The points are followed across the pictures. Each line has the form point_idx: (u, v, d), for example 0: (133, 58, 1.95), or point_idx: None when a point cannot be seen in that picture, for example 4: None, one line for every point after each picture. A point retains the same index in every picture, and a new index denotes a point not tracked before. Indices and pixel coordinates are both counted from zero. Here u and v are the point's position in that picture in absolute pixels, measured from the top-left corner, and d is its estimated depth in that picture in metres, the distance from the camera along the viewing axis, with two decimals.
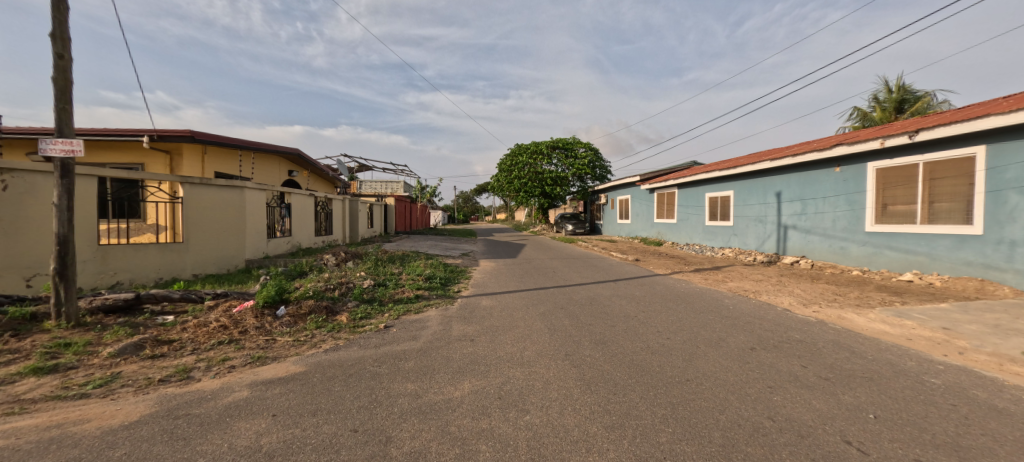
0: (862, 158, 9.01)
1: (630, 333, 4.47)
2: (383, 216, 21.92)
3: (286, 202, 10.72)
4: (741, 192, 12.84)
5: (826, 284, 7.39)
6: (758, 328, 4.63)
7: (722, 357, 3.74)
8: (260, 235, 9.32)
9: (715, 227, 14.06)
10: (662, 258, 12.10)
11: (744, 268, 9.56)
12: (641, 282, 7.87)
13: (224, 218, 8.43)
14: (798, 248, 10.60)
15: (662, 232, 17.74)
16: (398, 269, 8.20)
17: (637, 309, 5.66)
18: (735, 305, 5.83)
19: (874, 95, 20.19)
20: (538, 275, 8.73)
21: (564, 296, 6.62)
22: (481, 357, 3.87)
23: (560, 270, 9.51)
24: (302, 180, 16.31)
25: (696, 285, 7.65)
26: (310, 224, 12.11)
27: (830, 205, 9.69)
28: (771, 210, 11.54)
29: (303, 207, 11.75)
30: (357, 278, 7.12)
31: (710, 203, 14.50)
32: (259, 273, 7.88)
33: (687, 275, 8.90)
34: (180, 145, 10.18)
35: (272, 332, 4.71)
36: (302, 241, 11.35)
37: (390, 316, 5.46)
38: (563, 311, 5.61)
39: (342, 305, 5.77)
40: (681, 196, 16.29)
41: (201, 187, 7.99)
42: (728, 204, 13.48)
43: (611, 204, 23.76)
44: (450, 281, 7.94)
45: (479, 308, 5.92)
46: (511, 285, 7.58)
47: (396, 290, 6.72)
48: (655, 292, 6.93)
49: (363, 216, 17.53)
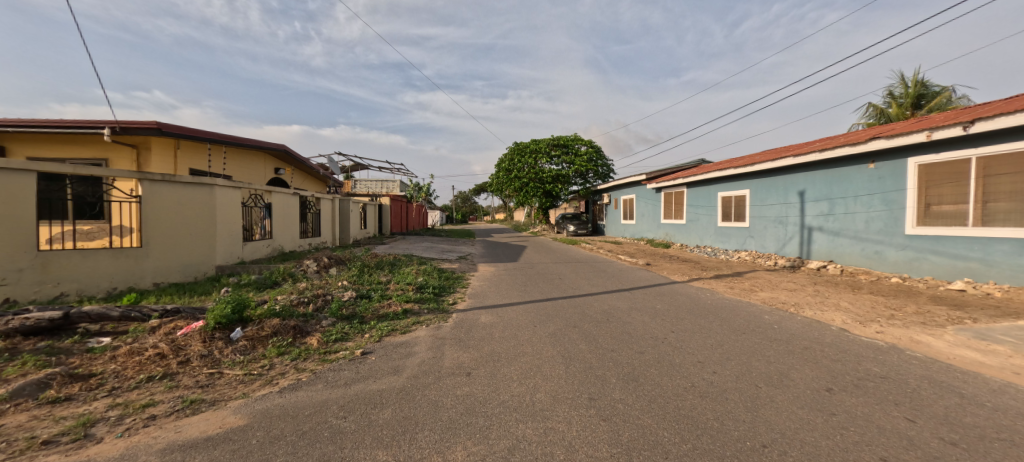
0: (901, 152, 8.13)
1: (665, 365, 3.57)
2: (376, 217, 20.96)
3: (266, 202, 9.79)
4: (759, 191, 11.96)
5: (871, 295, 6.50)
6: (823, 358, 3.73)
7: (796, 404, 2.85)
8: (234, 238, 8.39)
9: (728, 228, 13.18)
10: (675, 262, 11.20)
11: (769, 275, 8.67)
12: (660, 292, 6.96)
13: (191, 220, 7.50)
14: (825, 252, 9.73)
15: (670, 233, 16.84)
16: (385, 277, 7.25)
17: (664, 328, 4.75)
18: (779, 323, 4.94)
19: (890, 91, 19.31)
20: (542, 283, 7.80)
21: (576, 310, 5.72)
22: (479, 404, 2.96)
23: (567, 277, 8.58)
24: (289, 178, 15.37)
25: (723, 295, 6.75)
26: (295, 226, 11.17)
27: (863, 205, 8.83)
28: (793, 211, 10.66)
29: (287, 207, 10.82)
30: (336, 289, 6.19)
31: (723, 203, 13.61)
32: (227, 282, 6.98)
33: (708, 282, 8.00)
34: (148, 139, 9.34)
35: (219, 363, 3.80)
36: (284, 245, 10.42)
37: (371, 339, 4.54)
38: (577, 331, 4.69)
39: (314, 324, 4.85)
40: (691, 195, 15.39)
41: (163, 185, 7.06)
42: (743, 204, 12.60)
43: (615, 203, 22.84)
44: (445, 291, 7.01)
45: (477, 326, 5.00)
46: (514, 296, 6.65)
47: (381, 304, 5.81)
48: (678, 304, 6.04)
49: (354, 217, 16.60)
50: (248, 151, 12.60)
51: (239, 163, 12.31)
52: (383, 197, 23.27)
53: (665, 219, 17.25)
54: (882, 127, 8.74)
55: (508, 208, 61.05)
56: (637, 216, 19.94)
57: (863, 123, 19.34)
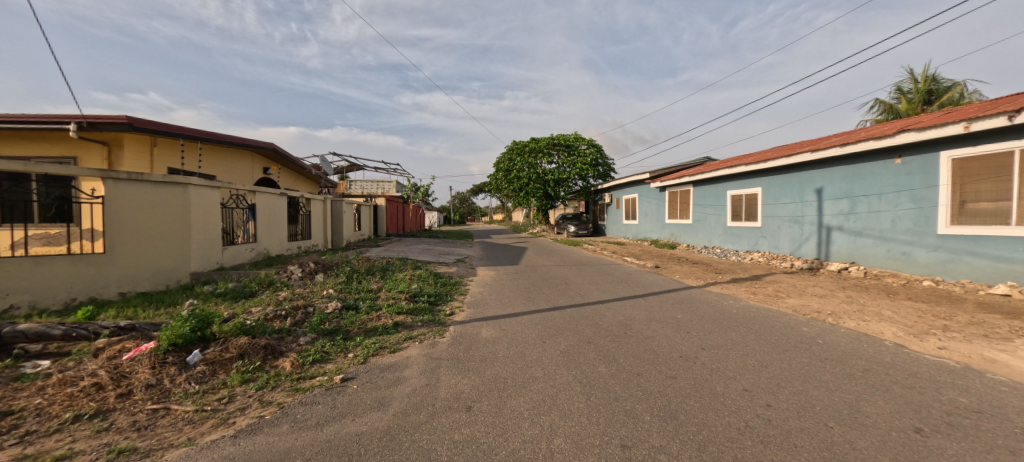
0: (933, 146, 7.54)
1: (707, 397, 2.95)
2: (371, 218, 20.30)
3: (250, 202, 9.14)
4: (772, 189, 11.37)
5: (911, 301, 5.91)
6: (893, 385, 3.12)
7: (887, 455, 2.23)
8: (212, 242, 7.73)
9: (738, 229, 12.61)
10: (684, 265, 10.61)
11: (790, 278, 8.08)
12: (678, 300, 6.35)
13: (163, 223, 6.82)
14: (845, 253, 9.17)
15: (675, 234, 16.26)
16: (375, 285, 6.60)
17: (693, 345, 4.13)
18: (823, 337, 4.31)
19: (898, 86, 18.82)
20: (547, 289, 7.18)
21: (586, 321, 5.11)
22: (482, 455, 2.33)
23: (574, 283, 7.97)
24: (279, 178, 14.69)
25: (746, 302, 6.15)
26: (282, 228, 10.50)
27: (889, 202, 8.26)
28: (810, 210, 10.09)
29: (274, 208, 10.17)
30: (319, 298, 5.55)
31: (732, 202, 13.03)
32: (202, 292, 6.32)
33: (727, 287, 7.41)
34: (120, 136, 8.68)
35: (168, 396, 3.16)
36: (271, 249, 9.76)
37: (355, 360, 3.90)
38: (593, 349, 4.08)
39: (290, 343, 4.20)
40: (698, 194, 14.80)
41: (130, 184, 6.40)
42: (755, 202, 12.03)
43: (617, 203, 22.25)
44: (442, 299, 6.36)
45: (477, 343, 4.37)
46: (517, 305, 6.00)
47: (370, 315, 5.17)
48: (701, 313, 5.43)
49: (348, 218, 15.94)
50: (234, 150, 11.95)
51: (224, 162, 11.65)
52: (379, 197, 22.60)
53: (670, 218, 16.66)
54: (908, 119, 8.19)
55: (507, 208, 60.47)
56: (640, 216, 19.35)
57: (871, 119, 18.84)
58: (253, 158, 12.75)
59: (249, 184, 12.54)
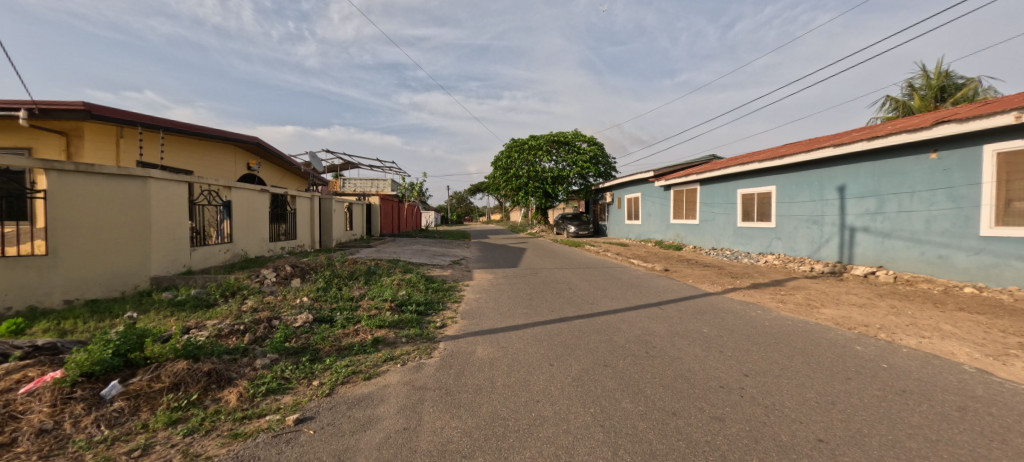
0: (974, 140, 6.85)
1: (774, 452, 2.22)
2: (364, 217, 19.54)
3: (226, 199, 8.36)
4: (787, 188, 10.68)
5: (964, 312, 5.21)
6: (1008, 434, 2.40)
7: None
8: (178, 243, 6.93)
9: (750, 229, 11.93)
10: (694, 267, 9.90)
11: (815, 284, 7.37)
12: (699, 310, 5.63)
13: (118, 221, 6.02)
14: (872, 256, 8.50)
15: (681, 234, 15.57)
16: (357, 291, 5.85)
17: (732, 370, 3.40)
18: (887, 360, 3.59)
19: (910, 82, 18.15)
20: (551, 297, 6.44)
21: (599, 337, 4.38)
22: None
23: (579, 289, 7.22)
24: (265, 175, 13.93)
25: (777, 312, 5.43)
26: (263, 228, 9.72)
27: (923, 202, 7.58)
28: (832, 210, 9.41)
29: (255, 206, 9.39)
30: (289, 309, 4.80)
31: (743, 201, 12.34)
32: (160, 300, 5.55)
33: (748, 294, 6.71)
34: (79, 125, 7.93)
35: (61, 447, 2.38)
36: (250, 250, 8.99)
37: (319, 390, 3.15)
38: (613, 376, 3.34)
39: (243, 367, 3.45)
40: (706, 193, 14.11)
41: (77, 177, 5.61)
42: (768, 202, 11.34)
43: (619, 203, 21.55)
44: (432, 309, 5.62)
45: (471, 366, 3.61)
46: (517, 317, 5.25)
47: (346, 329, 4.42)
48: (730, 327, 4.71)
49: (338, 217, 15.17)
50: (212, 143, 11.19)
51: (201, 156, 10.89)
52: (372, 196, 21.82)
53: (675, 218, 15.98)
54: (943, 111, 7.54)
55: (505, 208, 59.70)
56: (643, 216, 18.65)
57: (883, 117, 18.17)
58: (235, 153, 11.99)
59: (230, 181, 11.77)
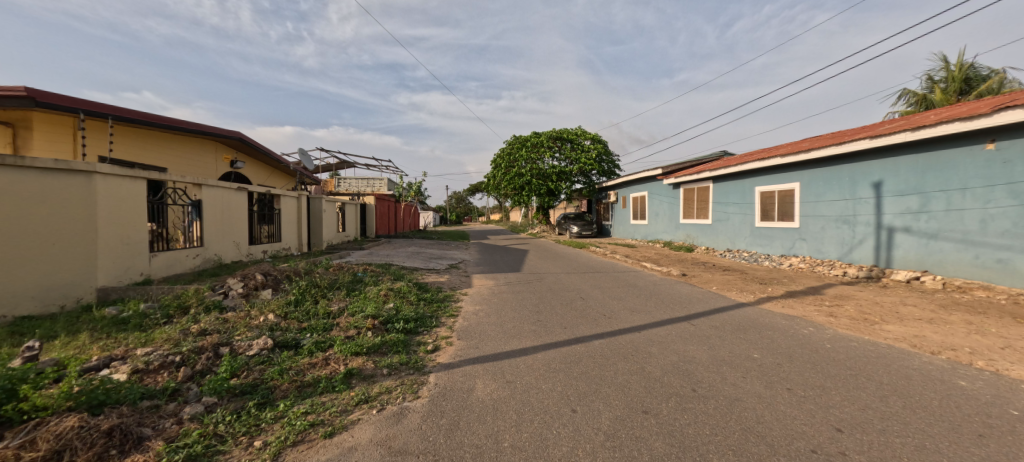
0: None
1: None
2: (358, 218, 18.66)
3: (196, 198, 7.48)
4: (813, 184, 9.84)
5: None
6: None
7: None
8: (134, 249, 6.05)
9: (770, 230, 11.09)
10: (713, 271, 9.06)
11: (857, 292, 6.53)
12: (738, 326, 4.77)
13: (57, 224, 5.11)
14: (914, 259, 7.67)
15: (691, 235, 14.73)
16: (336, 305, 4.98)
17: (817, 422, 2.55)
18: (1012, 405, 2.75)
19: (929, 75, 17.35)
20: (562, 310, 5.58)
21: (628, 367, 3.53)
22: None
23: (592, 298, 6.37)
24: (249, 173, 13.03)
25: (831, 329, 4.58)
26: (242, 231, 8.84)
27: (978, 198, 6.75)
28: (866, 208, 8.57)
29: (233, 205, 8.52)
30: (247, 330, 3.93)
31: (762, 200, 11.48)
32: (101, 317, 4.67)
33: (787, 304, 5.87)
34: (29, 115, 7.10)
35: None
36: (225, 255, 8.12)
37: (259, 458, 2.27)
38: (659, 431, 2.49)
39: (162, 421, 2.58)
40: (719, 191, 13.26)
41: (3, 171, 4.70)
42: (791, 200, 10.51)
43: (623, 202, 20.69)
44: (423, 327, 4.75)
45: (469, 415, 2.74)
46: (524, 338, 4.39)
47: (314, 357, 3.55)
48: (785, 351, 3.85)
49: (328, 218, 14.31)
50: (189, 138, 10.38)
51: (177, 151, 10.09)
52: (367, 195, 20.95)
53: (685, 218, 15.14)
54: (998, 96, 6.73)
55: (505, 208, 58.71)
56: (650, 216, 17.80)
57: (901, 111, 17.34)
58: (216, 148, 11.19)
59: (210, 178, 10.95)
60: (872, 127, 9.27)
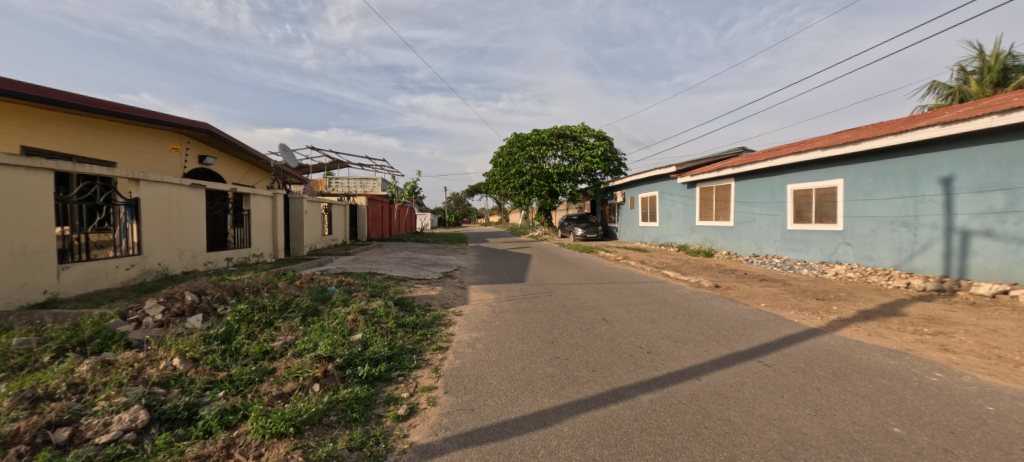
0: None
1: None
2: (347, 220, 17.31)
3: (134, 196, 6.14)
4: (861, 181, 8.56)
5: None
6: None
7: None
8: (30, 261, 4.67)
9: (806, 232, 9.82)
10: (749, 282, 7.76)
11: (948, 312, 5.24)
12: (831, 370, 3.48)
13: None
14: (1000, 269, 6.39)
15: (710, 238, 13.46)
16: (280, 339, 3.66)
17: None
18: None
19: (962, 66, 16.08)
20: (585, 342, 4.26)
21: (712, 457, 2.21)
22: None
23: (620, 322, 5.05)
24: (220, 170, 11.64)
25: (968, 375, 3.28)
26: (198, 236, 7.49)
27: None
28: (932, 209, 7.30)
29: (187, 205, 7.20)
30: (122, 391, 2.58)
31: (795, 199, 10.20)
32: None
33: (872, 330, 4.58)
34: None
35: None
36: (172, 265, 6.79)
37: None
38: None
39: None
40: (743, 190, 11.97)
41: None
42: (832, 199, 9.23)
43: (631, 203, 19.41)
44: (399, 370, 3.45)
45: None
46: (539, 392, 3.06)
47: (213, 441, 2.22)
48: (939, 423, 2.56)
49: (311, 219, 12.98)
50: (151, 129, 9.12)
51: (135, 144, 8.83)
52: (358, 196, 19.62)
53: (702, 220, 13.85)
54: None
55: (504, 210, 57.38)
56: (662, 217, 16.53)
57: (932, 104, 16.08)
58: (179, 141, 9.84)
59: (173, 176, 9.72)
60: (930, 116, 8.05)
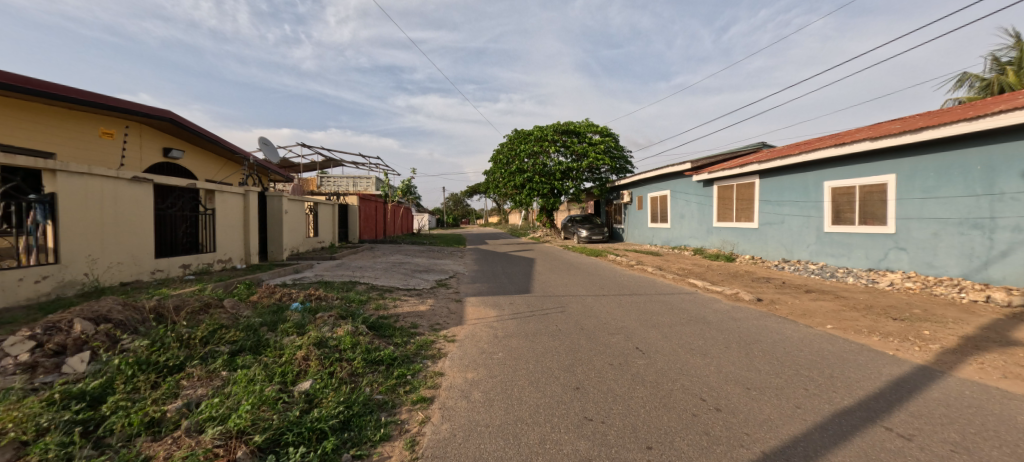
0: None
1: None
2: (336, 221, 16.10)
3: (48, 191, 4.96)
4: (919, 177, 7.41)
5: None
6: None
7: None
8: None
9: (848, 235, 8.68)
10: (795, 295, 6.60)
11: None
12: (1006, 446, 2.32)
13: None
14: None
15: (730, 241, 12.30)
16: (182, 398, 2.46)
17: None
18: None
19: (996, 55, 14.99)
20: (624, 389, 3.09)
21: None
22: None
23: (661, 354, 3.86)
24: (188, 164, 10.43)
25: None
26: (143, 239, 6.31)
27: None
28: (1014, 208, 6.17)
29: (126, 202, 6.01)
30: None
31: (834, 199, 9.06)
32: None
33: (1000, 368, 3.44)
34: None
35: None
36: (103, 275, 5.57)
37: None
38: None
39: None
40: (769, 189, 10.82)
41: None
42: (880, 197, 8.09)
43: (640, 203, 18.25)
44: (355, 448, 2.28)
45: None
46: None
47: None
48: None
49: (293, 220, 11.78)
50: (87, 113, 7.83)
51: (64, 129, 7.47)
52: (349, 195, 18.40)
53: (721, 222, 12.70)
54: None
55: (503, 211, 56.23)
56: (674, 218, 15.38)
57: (965, 97, 14.97)
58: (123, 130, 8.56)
59: (116, 169, 8.37)
60: (1004, 101, 6.91)
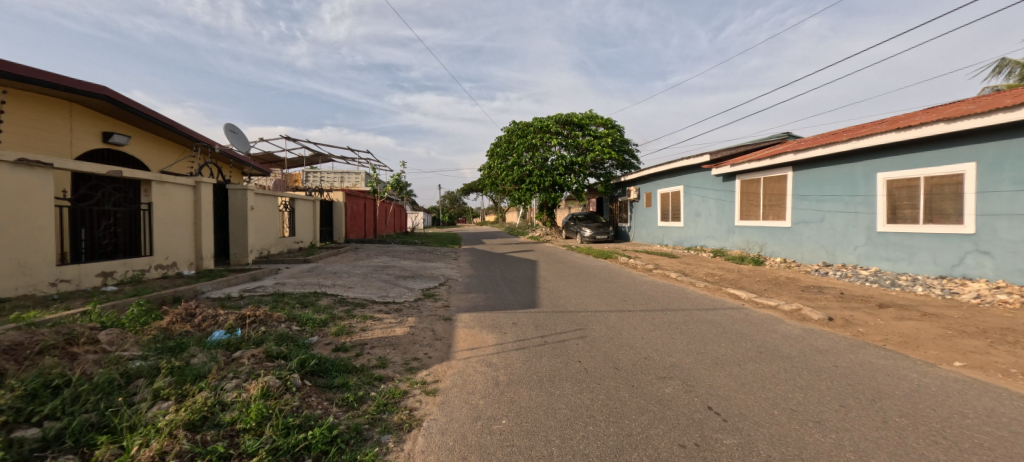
0: None
1: None
2: (317, 219, 14.63)
3: None
4: (1012, 164, 6.09)
5: None
6: None
7: None
8: None
9: (909, 236, 7.35)
10: (870, 311, 5.25)
11: None
12: None
13: None
14: None
15: (756, 242, 10.94)
16: None
17: None
18: None
19: None
20: None
21: None
22: None
23: (755, 424, 2.48)
24: (132, 151, 8.88)
25: None
26: (37, 241, 4.88)
27: None
28: None
29: (7, 193, 4.56)
30: None
31: (890, 193, 7.73)
32: None
33: None
34: None
35: None
36: None
37: None
38: None
39: None
40: (807, 182, 9.46)
41: None
42: (954, 191, 6.77)
43: (648, 200, 16.93)
44: None
45: None
46: None
47: None
48: None
49: (262, 218, 10.32)
50: None
51: None
52: (334, 191, 16.91)
53: (746, 220, 11.34)
54: None
55: (501, 210, 54.85)
56: (688, 216, 14.03)
57: (1006, 86, 13.70)
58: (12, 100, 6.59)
59: None
60: None
